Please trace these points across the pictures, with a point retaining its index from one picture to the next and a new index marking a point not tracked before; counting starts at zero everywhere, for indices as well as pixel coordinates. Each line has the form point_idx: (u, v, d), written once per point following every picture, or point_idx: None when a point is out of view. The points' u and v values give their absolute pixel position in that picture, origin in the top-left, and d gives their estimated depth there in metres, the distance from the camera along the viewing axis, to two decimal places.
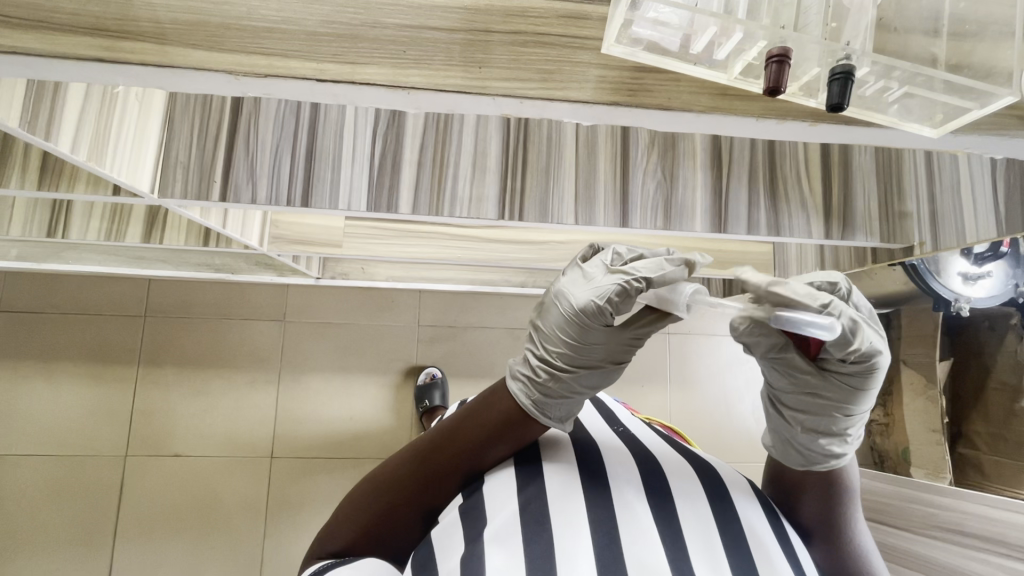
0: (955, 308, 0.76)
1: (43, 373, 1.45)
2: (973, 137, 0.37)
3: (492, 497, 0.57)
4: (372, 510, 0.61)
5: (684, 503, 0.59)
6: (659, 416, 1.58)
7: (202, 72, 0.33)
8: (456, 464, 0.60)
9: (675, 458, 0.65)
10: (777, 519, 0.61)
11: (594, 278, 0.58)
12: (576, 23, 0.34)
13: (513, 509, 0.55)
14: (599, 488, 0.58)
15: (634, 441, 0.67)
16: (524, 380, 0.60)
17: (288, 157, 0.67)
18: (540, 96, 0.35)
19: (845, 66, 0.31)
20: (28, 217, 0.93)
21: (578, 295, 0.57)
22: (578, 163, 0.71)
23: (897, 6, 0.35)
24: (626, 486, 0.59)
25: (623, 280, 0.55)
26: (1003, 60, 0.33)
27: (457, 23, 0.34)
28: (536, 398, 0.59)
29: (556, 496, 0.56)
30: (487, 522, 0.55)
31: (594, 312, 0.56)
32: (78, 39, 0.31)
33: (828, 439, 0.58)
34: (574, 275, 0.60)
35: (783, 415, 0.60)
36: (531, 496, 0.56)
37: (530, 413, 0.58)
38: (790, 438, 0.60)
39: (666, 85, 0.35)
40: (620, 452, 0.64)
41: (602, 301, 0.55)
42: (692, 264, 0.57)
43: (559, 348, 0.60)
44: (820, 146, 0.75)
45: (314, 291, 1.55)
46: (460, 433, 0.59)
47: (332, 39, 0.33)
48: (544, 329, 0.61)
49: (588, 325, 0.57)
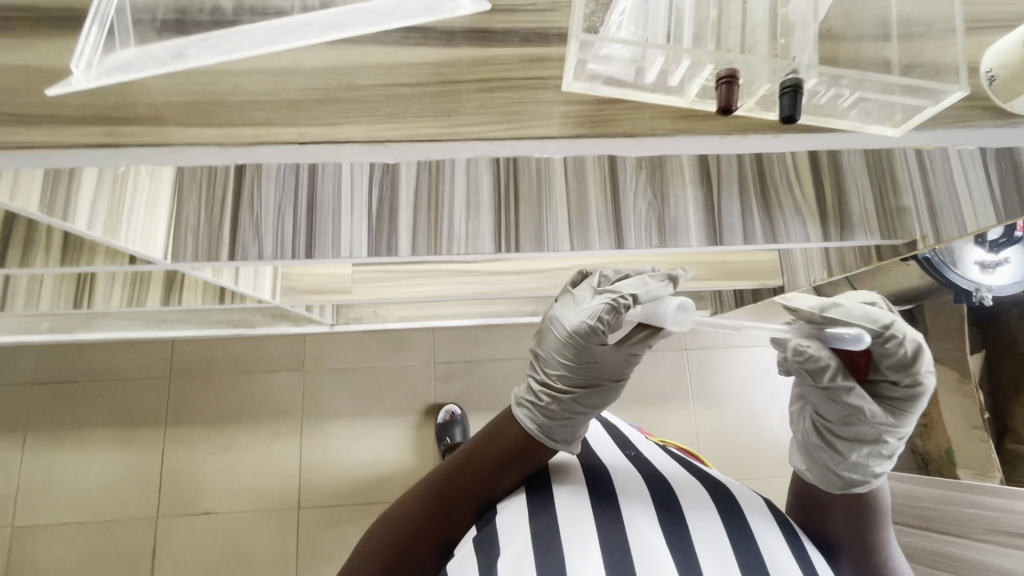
0: (978, 297, 0.76)
1: (75, 441, 1.49)
2: (941, 132, 0.37)
3: (502, 527, 0.56)
4: (382, 553, 0.58)
5: (700, 524, 0.58)
6: (685, 436, 1.54)
7: (191, 148, 0.36)
8: (469, 495, 0.59)
9: (690, 481, 0.64)
10: (797, 540, 0.59)
11: (584, 301, 0.59)
12: (537, 66, 0.37)
13: (525, 536, 0.54)
14: (610, 512, 0.57)
15: (646, 466, 0.66)
16: (528, 407, 0.61)
17: (291, 213, 0.71)
18: (509, 136, 0.36)
19: (794, 79, 0.32)
20: (57, 293, 0.99)
21: (570, 318, 0.58)
22: (568, 193, 0.75)
23: (844, 18, 0.37)
24: (637, 510, 0.58)
25: (610, 298, 0.55)
26: (950, 56, 0.34)
27: (426, 78, 0.36)
28: (543, 430, 0.59)
29: (566, 521, 0.55)
30: (498, 551, 0.54)
31: (587, 333, 0.56)
32: (81, 130, 0.34)
33: (875, 463, 0.57)
34: (565, 300, 0.62)
35: (833, 444, 0.57)
36: (541, 524, 0.55)
37: (536, 437, 0.59)
38: (835, 464, 0.57)
39: (628, 114, 0.36)
40: (632, 478, 0.63)
41: (593, 321, 0.55)
42: (676, 279, 0.58)
43: (558, 371, 0.60)
44: (808, 154, 0.79)
45: (331, 338, 1.58)
46: (471, 463, 0.59)
47: (311, 104, 0.36)
48: (543, 355, 0.62)
49: (585, 346, 0.57)
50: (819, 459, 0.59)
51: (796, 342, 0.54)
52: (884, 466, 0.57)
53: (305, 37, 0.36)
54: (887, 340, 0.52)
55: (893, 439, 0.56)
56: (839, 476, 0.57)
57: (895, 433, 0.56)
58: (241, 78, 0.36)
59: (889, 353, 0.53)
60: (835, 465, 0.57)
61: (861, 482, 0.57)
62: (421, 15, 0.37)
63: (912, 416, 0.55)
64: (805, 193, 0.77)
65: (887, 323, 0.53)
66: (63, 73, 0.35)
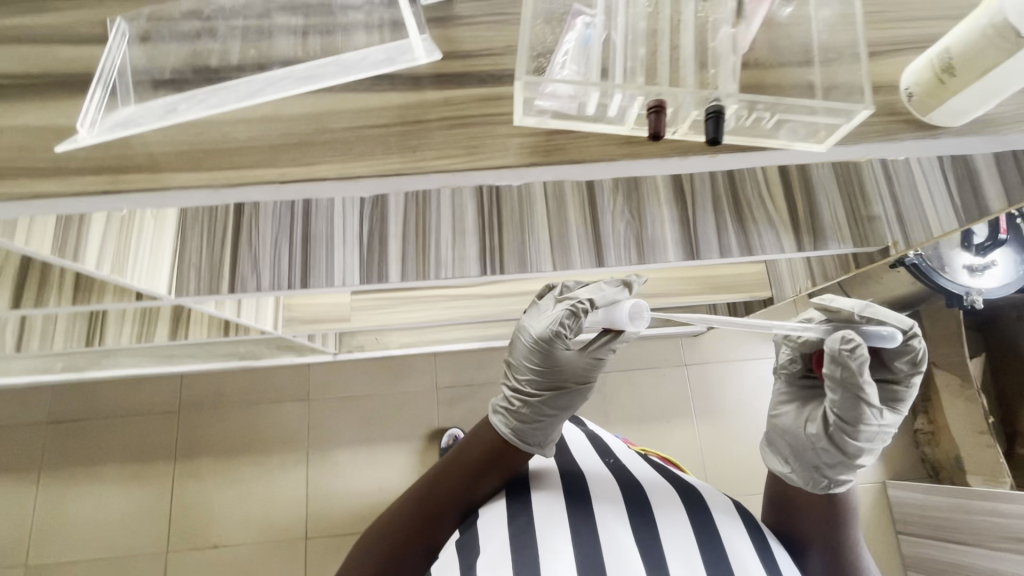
0: None
1: (88, 477, 1.52)
2: (868, 145, 0.41)
3: (486, 529, 0.65)
4: (377, 555, 0.67)
5: (664, 521, 0.67)
6: (690, 453, 1.54)
7: (184, 190, 0.40)
8: (454, 498, 0.69)
9: (657, 483, 0.73)
10: (756, 534, 0.67)
11: (549, 311, 0.69)
12: (493, 105, 0.41)
13: (505, 538, 0.63)
14: (581, 513, 0.67)
15: (620, 472, 0.75)
16: (504, 412, 0.71)
17: (287, 246, 0.75)
18: (470, 167, 0.40)
19: (715, 106, 0.36)
20: (70, 332, 1.03)
21: (536, 327, 0.68)
22: (549, 216, 0.79)
23: (767, 50, 0.41)
24: (608, 511, 0.67)
25: (569, 305, 0.65)
26: (856, 78, 0.38)
27: (394, 119, 0.40)
28: (517, 428, 0.69)
29: (543, 522, 0.65)
30: (481, 551, 0.63)
31: (549, 339, 0.66)
32: (87, 179, 0.39)
33: (865, 462, 0.63)
34: (534, 312, 0.72)
35: (846, 448, 0.61)
36: (521, 526, 0.64)
37: (510, 439, 0.69)
38: (829, 469, 0.63)
39: (577, 142, 0.40)
40: (607, 482, 0.72)
41: (554, 327, 0.65)
42: (629, 284, 0.68)
43: (528, 378, 0.71)
44: (778, 170, 0.82)
45: (335, 367, 1.61)
46: (455, 469, 0.70)
47: (292, 147, 0.40)
48: (515, 364, 0.72)
49: (549, 351, 0.67)
50: (811, 463, 0.64)
51: (846, 332, 0.57)
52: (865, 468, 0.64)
53: (283, 89, 0.41)
54: (909, 340, 0.62)
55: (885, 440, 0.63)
56: (825, 478, 0.64)
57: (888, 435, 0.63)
58: (230, 127, 0.40)
59: (902, 355, 0.63)
60: (827, 469, 0.63)
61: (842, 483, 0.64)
62: (384, 65, 0.41)
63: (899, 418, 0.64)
64: (777, 205, 0.79)
65: (910, 326, 0.62)
66: (69, 131, 0.39)
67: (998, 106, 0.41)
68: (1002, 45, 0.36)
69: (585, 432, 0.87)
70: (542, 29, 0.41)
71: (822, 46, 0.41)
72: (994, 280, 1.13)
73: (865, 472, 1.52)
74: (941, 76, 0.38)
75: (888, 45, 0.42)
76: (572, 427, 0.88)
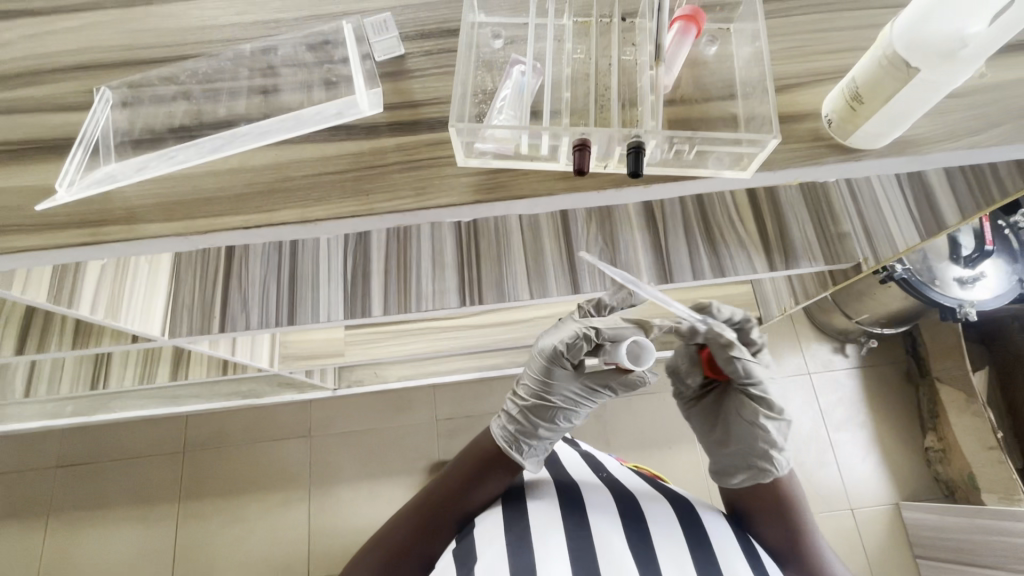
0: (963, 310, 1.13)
1: (96, 520, 1.53)
2: (794, 170, 0.43)
3: (482, 538, 0.68)
4: (377, 560, 0.71)
5: (657, 528, 0.69)
6: (695, 478, 1.50)
7: (159, 239, 0.43)
8: (450, 508, 0.73)
9: (651, 493, 0.75)
10: (744, 538, 0.70)
11: (562, 330, 0.73)
12: (439, 149, 0.44)
13: (502, 544, 0.65)
14: (575, 521, 0.69)
15: (614, 484, 0.77)
16: (505, 419, 0.77)
17: (275, 286, 0.78)
18: (418, 208, 0.43)
19: (636, 142, 0.38)
20: (77, 376, 1.07)
21: (546, 343, 0.73)
22: (525, 248, 0.81)
23: (694, 87, 0.44)
24: (601, 516, 0.70)
25: (579, 328, 0.69)
26: (763, 108, 0.41)
27: (348, 166, 0.44)
28: (509, 431, 0.75)
29: (538, 528, 0.67)
30: (478, 558, 0.65)
31: (553, 356, 0.71)
32: (71, 232, 0.42)
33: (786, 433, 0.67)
34: (550, 330, 0.76)
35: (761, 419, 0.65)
36: (517, 533, 0.67)
37: (501, 445, 0.74)
38: (777, 447, 0.66)
39: (519, 180, 0.43)
40: (600, 491, 0.75)
41: (558, 346, 0.70)
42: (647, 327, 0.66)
43: (532, 392, 0.75)
44: (748, 193, 0.84)
45: (335, 403, 1.63)
46: (451, 480, 0.74)
47: (255, 197, 0.43)
48: (524, 378, 0.77)
49: (552, 367, 0.72)
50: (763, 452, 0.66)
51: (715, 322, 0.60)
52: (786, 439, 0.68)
53: (245, 143, 0.45)
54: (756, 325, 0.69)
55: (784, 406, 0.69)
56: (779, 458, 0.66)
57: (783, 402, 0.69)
58: (200, 180, 0.44)
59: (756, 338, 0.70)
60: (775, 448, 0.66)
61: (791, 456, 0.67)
62: (333, 119, 0.45)
63: None
64: (746, 227, 0.80)
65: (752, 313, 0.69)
66: (49, 192, 0.44)
67: (917, 128, 0.43)
68: (896, 73, 0.38)
69: (579, 451, 0.87)
70: (483, 81, 0.45)
71: (743, 82, 0.44)
72: (987, 291, 1.15)
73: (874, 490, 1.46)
74: (851, 104, 0.40)
75: (808, 76, 0.45)
76: (565, 447, 0.88)
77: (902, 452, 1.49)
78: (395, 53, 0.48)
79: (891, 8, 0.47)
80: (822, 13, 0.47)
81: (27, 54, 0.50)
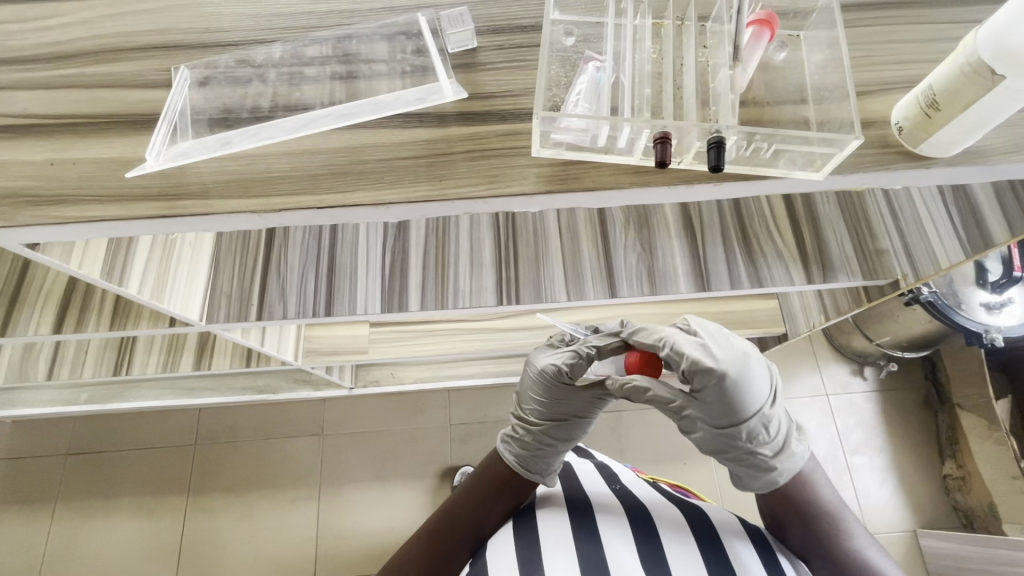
0: (989, 337, 1.12)
1: (102, 510, 1.52)
2: (864, 173, 0.43)
3: (493, 557, 0.67)
4: None
5: (673, 544, 0.68)
6: (708, 496, 1.48)
7: (233, 215, 0.44)
8: (463, 533, 0.71)
9: (666, 506, 0.73)
10: (768, 551, 0.67)
11: (559, 351, 0.74)
12: (513, 138, 0.45)
13: (513, 558, 0.66)
14: (587, 531, 0.69)
15: (628, 497, 0.75)
16: (509, 441, 0.76)
17: (313, 276, 0.78)
18: (490, 194, 0.43)
19: (716, 137, 0.39)
20: (101, 360, 1.07)
21: (542, 361, 0.73)
22: (564, 249, 0.81)
23: (765, 89, 0.45)
24: (612, 530, 0.69)
25: (576, 349, 0.71)
26: (841, 112, 0.41)
27: (423, 152, 0.44)
28: (519, 453, 0.74)
29: (547, 544, 0.67)
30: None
31: (555, 373, 0.71)
32: (145, 204, 0.43)
33: (759, 452, 0.63)
34: (546, 350, 0.77)
35: (718, 442, 0.64)
36: (526, 549, 0.67)
37: (516, 468, 0.74)
38: (758, 456, 0.63)
39: (590, 172, 0.43)
40: (611, 504, 0.73)
41: (560, 365, 0.70)
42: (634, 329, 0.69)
43: (532, 407, 0.76)
44: (785, 207, 0.85)
45: (349, 403, 1.62)
46: (462, 504, 0.72)
47: (330, 177, 0.44)
48: (522, 395, 0.77)
49: (553, 384, 0.72)
50: (762, 461, 0.63)
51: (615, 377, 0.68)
52: (767, 457, 0.63)
53: (323, 125, 0.46)
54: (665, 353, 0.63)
55: (759, 426, 0.62)
56: (780, 465, 0.63)
57: (752, 427, 0.62)
58: (274, 158, 0.45)
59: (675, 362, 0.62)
60: (774, 450, 0.63)
61: (801, 454, 0.64)
62: (415, 104, 0.46)
63: (738, 403, 0.60)
64: (785, 239, 0.80)
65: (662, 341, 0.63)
66: (138, 160, 0.44)
67: (987, 139, 0.43)
68: (979, 80, 0.38)
69: (592, 462, 0.86)
70: (559, 77, 0.46)
71: (815, 87, 0.45)
72: (1014, 317, 1.15)
73: (891, 517, 1.43)
74: (926, 110, 0.40)
75: (878, 84, 0.45)
76: (579, 457, 0.87)
77: (920, 478, 1.47)
78: (468, 46, 0.49)
79: (961, 23, 0.47)
80: (890, 25, 0.48)
81: (110, 31, 0.51)
